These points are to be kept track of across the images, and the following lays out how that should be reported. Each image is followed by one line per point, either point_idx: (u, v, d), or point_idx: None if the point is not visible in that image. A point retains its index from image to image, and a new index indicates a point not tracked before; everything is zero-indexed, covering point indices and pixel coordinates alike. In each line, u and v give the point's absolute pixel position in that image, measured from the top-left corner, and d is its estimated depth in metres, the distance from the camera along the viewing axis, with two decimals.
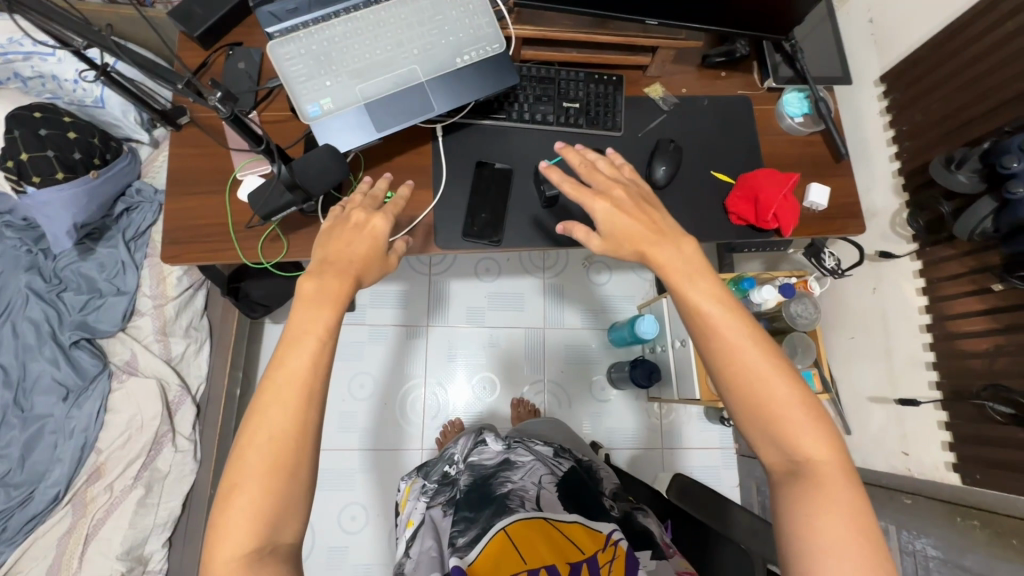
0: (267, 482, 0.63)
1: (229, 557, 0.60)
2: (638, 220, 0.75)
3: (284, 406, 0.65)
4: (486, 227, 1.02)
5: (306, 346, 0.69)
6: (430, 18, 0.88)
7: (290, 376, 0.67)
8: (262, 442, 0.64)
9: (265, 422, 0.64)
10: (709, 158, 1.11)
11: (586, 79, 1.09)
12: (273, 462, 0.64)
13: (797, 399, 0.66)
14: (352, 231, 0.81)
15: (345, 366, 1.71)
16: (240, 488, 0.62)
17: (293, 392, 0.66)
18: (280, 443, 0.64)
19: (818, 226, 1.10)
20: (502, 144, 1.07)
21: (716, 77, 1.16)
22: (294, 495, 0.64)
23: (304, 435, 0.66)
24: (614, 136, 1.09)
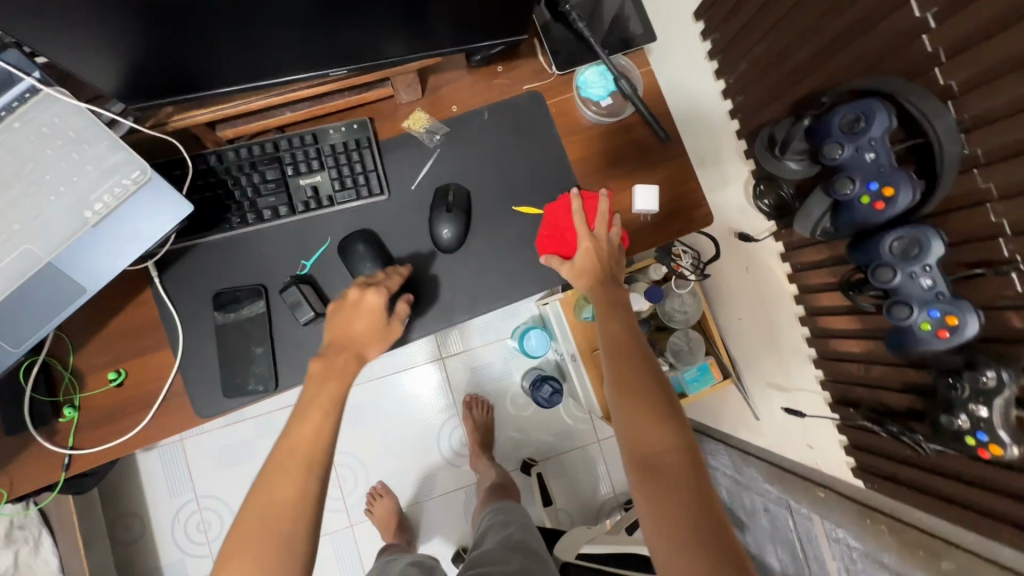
0: (262, 563, 0.61)
1: None
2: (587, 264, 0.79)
3: (285, 485, 0.65)
4: (250, 374, 0.81)
5: (309, 418, 0.70)
6: (21, 170, 0.61)
7: (293, 451, 0.67)
8: (252, 515, 0.64)
9: (268, 493, 0.65)
10: (507, 189, 0.88)
11: (320, 141, 0.83)
12: (268, 543, 0.62)
13: (654, 391, 0.69)
14: (351, 307, 0.76)
15: (241, 470, 1.55)
16: (234, 561, 0.62)
17: (293, 459, 0.67)
18: (278, 522, 0.63)
19: (658, 233, 0.91)
20: (241, 256, 0.83)
21: (492, 75, 0.89)
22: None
23: (300, 517, 0.64)
24: (381, 201, 0.85)
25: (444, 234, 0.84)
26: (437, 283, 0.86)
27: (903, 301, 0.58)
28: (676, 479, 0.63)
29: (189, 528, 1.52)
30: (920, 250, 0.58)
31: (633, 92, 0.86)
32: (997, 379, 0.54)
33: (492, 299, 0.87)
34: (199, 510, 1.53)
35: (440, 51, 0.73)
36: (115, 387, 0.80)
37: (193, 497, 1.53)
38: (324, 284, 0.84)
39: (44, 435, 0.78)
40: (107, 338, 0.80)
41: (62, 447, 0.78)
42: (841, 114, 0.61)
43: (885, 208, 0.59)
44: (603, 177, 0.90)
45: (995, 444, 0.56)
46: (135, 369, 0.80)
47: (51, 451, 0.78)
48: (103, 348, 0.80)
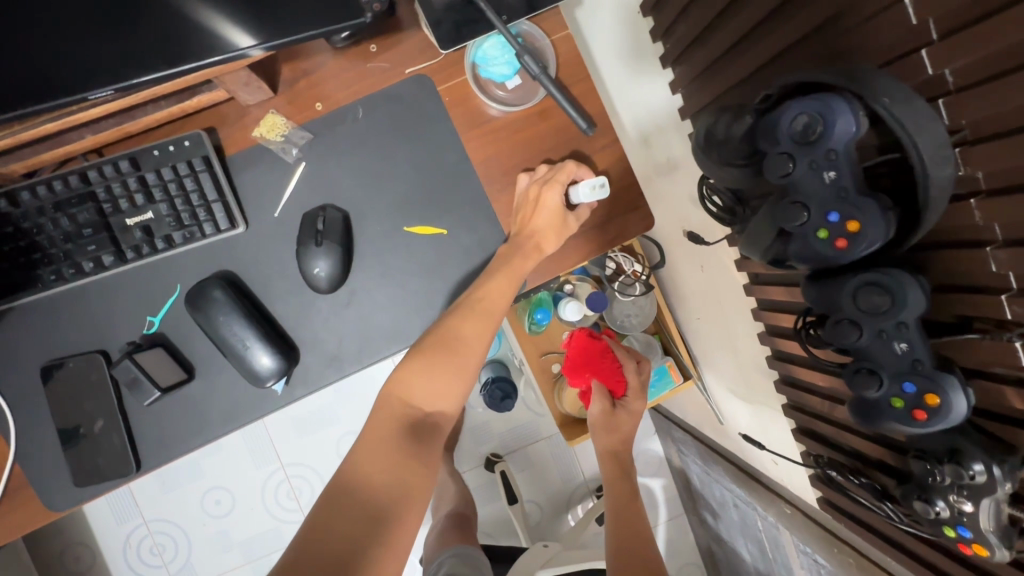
0: (444, 387, 0.66)
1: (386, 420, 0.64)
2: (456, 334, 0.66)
3: (427, 376, 0.66)
4: (103, 457, 0.68)
5: (496, 276, 0.68)
6: None
7: (482, 299, 0.67)
8: (441, 340, 0.66)
9: (435, 365, 0.66)
10: (396, 204, 0.71)
11: (142, 167, 0.65)
12: (446, 372, 0.66)
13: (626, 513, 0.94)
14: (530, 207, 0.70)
15: (189, 489, 1.46)
16: (417, 378, 0.65)
17: (484, 314, 0.67)
18: (468, 347, 0.67)
19: (588, 246, 0.74)
20: (69, 317, 0.67)
21: (363, 58, 0.70)
22: (451, 393, 0.67)
23: (479, 351, 0.68)
24: (237, 234, 0.68)
25: (318, 273, 0.68)
26: (319, 327, 0.71)
27: (872, 371, 0.45)
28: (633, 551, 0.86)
29: (142, 552, 1.46)
30: (890, 305, 0.43)
31: (541, 71, 0.66)
32: (987, 475, 0.42)
33: (389, 342, 0.72)
34: (150, 534, 1.46)
35: (241, 49, 0.52)
36: None
37: (141, 521, 1.45)
38: (180, 344, 0.69)
39: None
40: None
41: None
42: (790, 117, 0.44)
43: (849, 247, 0.43)
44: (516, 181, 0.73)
45: (979, 542, 0.45)
46: None
47: None
48: None
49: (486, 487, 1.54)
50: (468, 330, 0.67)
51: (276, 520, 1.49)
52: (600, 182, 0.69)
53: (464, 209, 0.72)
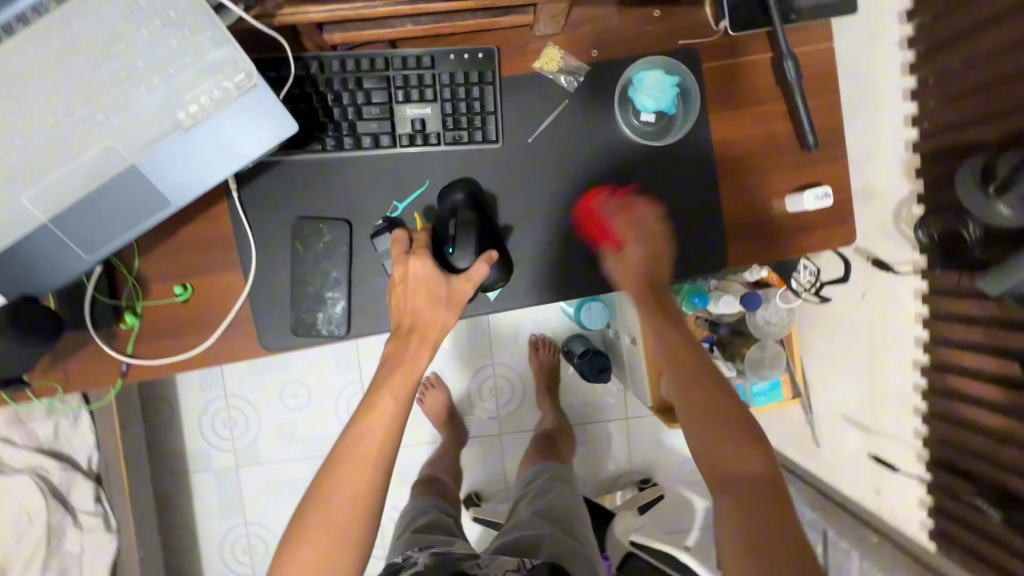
0: (318, 564, 0.62)
1: (338, 498, 0.63)
2: (409, 352, 0.67)
3: (347, 474, 0.63)
4: (323, 315, 0.74)
5: (380, 400, 0.65)
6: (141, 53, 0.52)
7: (364, 440, 0.64)
8: (348, 444, 0.65)
9: (340, 478, 0.63)
10: (638, 160, 0.76)
11: (437, 66, 0.71)
12: (384, 432, 0.65)
13: (721, 416, 0.68)
14: (405, 287, 0.68)
15: (272, 378, 1.54)
16: (347, 460, 0.64)
17: (385, 412, 0.65)
18: (360, 449, 0.64)
19: (792, 247, 0.79)
20: (331, 183, 0.74)
21: (644, 21, 0.75)
22: (355, 485, 0.63)
23: (363, 507, 0.63)
24: (493, 148, 0.74)
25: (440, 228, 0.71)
26: (536, 254, 0.77)
27: None
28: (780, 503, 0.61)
29: (216, 422, 1.54)
30: None
31: (797, 80, 0.72)
32: None
33: (590, 282, 0.77)
34: (226, 408, 1.54)
35: None
36: (180, 301, 0.74)
37: (222, 394, 1.54)
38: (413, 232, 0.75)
39: (104, 337, 0.73)
40: (178, 250, 0.73)
41: (120, 353, 0.73)
42: None
43: None
44: (745, 167, 0.78)
45: None
46: (202, 285, 0.74)
47: (111, 356, 0.73)
48: (171, 256, 0.73)
49: None
50: (447, 320, 0.68)
51: (343, 427, 1.57)
52: (825, 192, 0.75)
53: (693, 182, 0.77)
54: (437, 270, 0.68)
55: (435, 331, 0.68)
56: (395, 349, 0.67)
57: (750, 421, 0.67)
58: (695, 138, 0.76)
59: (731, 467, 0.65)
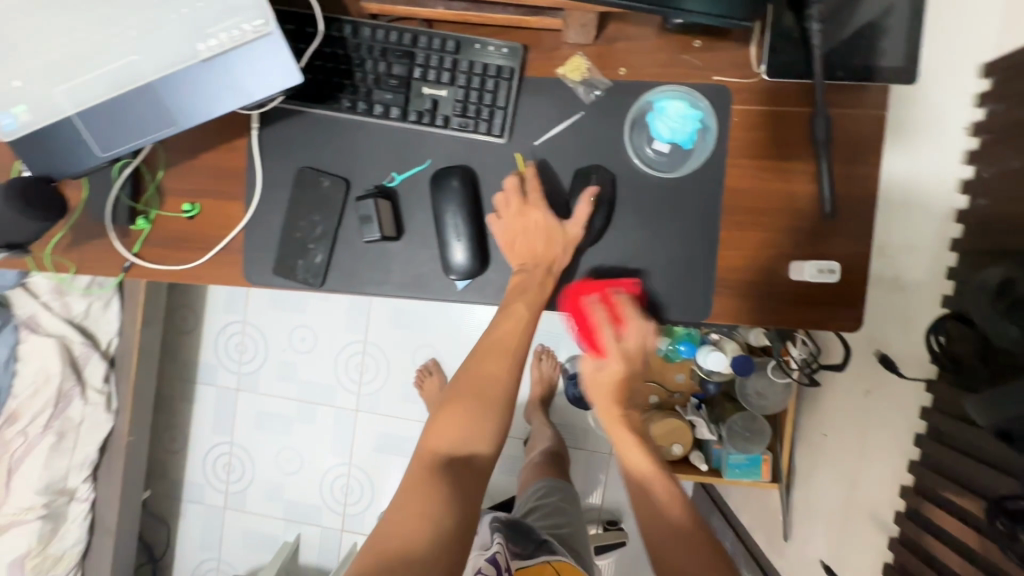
0: (468, 424, 0.72)
1: (485, 376, 0.73)
2: (531, 287, 0.73)
3: (492, 362, 0.74)
4: (303, 262, 0.78)
5: (516, 305, 0.73)
6: None
7: (502, 340, 0.74)
8: (489, 338, 0.75)
9: (484, 364, 0.74)
10: (639, 187, 0.73)
11: (461, 52, 0.72)
12: (522, 331, 0.73)
13: (668, 504, 0.70)
14: (524, 229, 0.72)
15: (287, 318, 1.63)
16: (490, 350, 0.74)
17: (524, 315, 0.73)
18: (507, 342, 0.74)
19: (785, 317, 0.73)
20: (340, 142, 0.77)
21: (681, 49, 0.72)
22: (498, 372, 0.74)
23: (501, 392, 0.73)
24: (497, 143, 0.75)
25: (552, 176, 0.75)
26: (514, 257, 0.76)
27: None
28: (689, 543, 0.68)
29: (230, 344, 1.66)
30: None
31: (827, 141, 0.67)
32: None
33: (563, 299, 0.76)
34: (242, 333, 1.66)
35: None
36: (186, 218, 0.80)
37: (242, 319, 1.65)
38: (404, 206, 0.77)
39: (117, 232, 0.81)
40: (195, 172, 0.80)
41: (126, 250, 0.81)
42: None
43: None
44: (752, 221, 0.73)
45: None
46: (208, 207, 0.80)
47: (118, 251, 0.81)
48: (188, 176, 0.80)
49: (514, 459, 1.58)
50: (560, 261, 0.73)
51: (338, 380, 1.63)
52: (830, 267, 0.69)
53: (692, 222, 0.73)
54: (552, 218, 0.72)
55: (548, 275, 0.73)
56: (522, 282, 0.73)
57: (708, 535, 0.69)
58: (705, 179, 0.72)
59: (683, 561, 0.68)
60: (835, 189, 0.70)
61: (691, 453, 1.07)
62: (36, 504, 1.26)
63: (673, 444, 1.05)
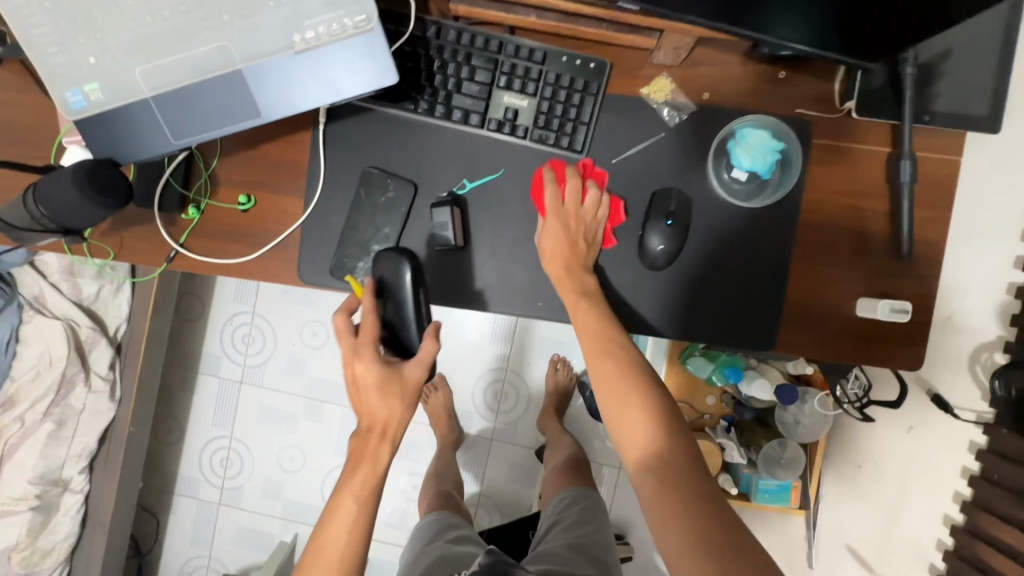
0: (352, 520, 0.67)
1: (367, 405, 0.68)
2: (368, 446, 0.67)
3: (356, 447, 0.68)
4: (363, 264, 0.75)
5: (371, 376, 0.67)
6: None
7: (364, 399, 0.68)
8: (353, 394, 0.69)
9: (354, 440, 0.68)
10: (716, 214, 0.73)
11: (547, 64, 0.70)
12: (375, 390, 0.67)
13: (638, 406, 0.63)
14: (360, 385, 0.68)
15: (299, 312, 1.59)
16: (357, 406, 0.68)
17: (371, 376, 0.67)
18: (368, 399, 0.68)
19: (849, 354, 0.73)
20: (411, 145, 0.75)
21: (767, 79, 0.72)
22: (382, 406, 0.67)
23: (372, 475, 0.67)
24: (575, 159, 0.73)
25: (399, 297, 0.71)
26: None
27: None
28: (666, 499, 0.56)
29: (236, 335, 1.61)
30: None
31: (910, 182, 0.68)
32: None
33: (630, 322, 0.75)
34: (249, 324, 1.60)
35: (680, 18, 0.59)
36: (240, 210, 0.77)
37: (250, 310, 1.60)
38: (472, 215, 0.75)
39: (164, 220, 0.77)
40: (253, 163, 0.76)
41: (173, 240, 0.77)
42: None
43: None
44: (824, 256, 0.73)
45: None
46: (265, 201, 0.77)
47: (164, 239, 0.77)
48: (246, 166, 0.76)
49: (523, 468, 1.57)
50: (401, 413, 0.68)
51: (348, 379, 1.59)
52: (903, 306, 0.70)
53: (766, 253, 0.73)
54: (387, 368, 0.67)
55: (385, 433, 0.68)
56: (360, 435, 0.68)
57: (693, 470, 0.58)
58: (781, 211, 0.72)
59: (668, 466, 0.59)
60: (910, 230, 0.71)
61: (720, 476, 1.07)
62: (29, 494, 1.19)
63: (702, 465, 1.05)
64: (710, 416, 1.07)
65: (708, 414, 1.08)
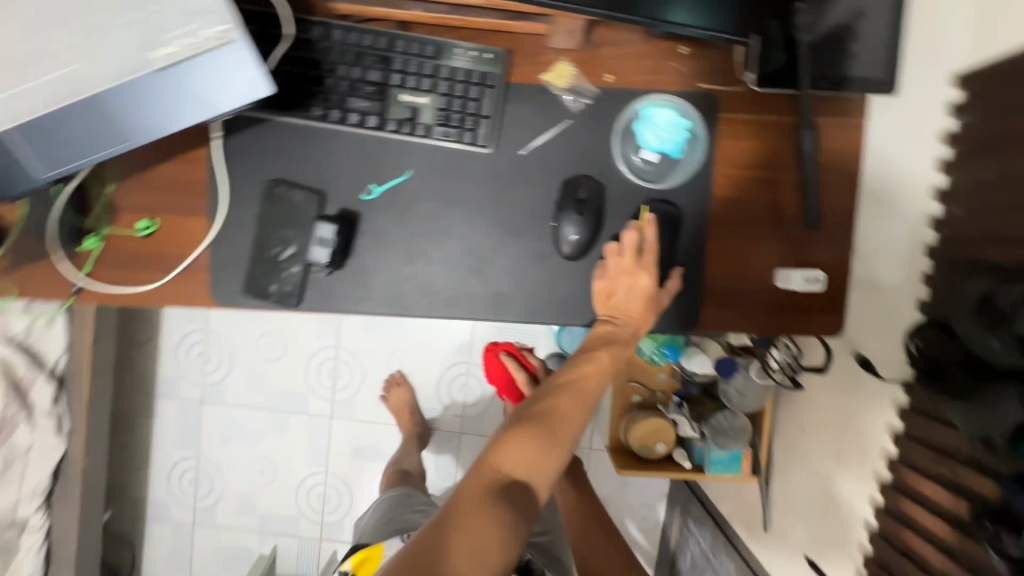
0: (531, 462, 0.62)
1: (563, 407, 0.66)
2: (619, 337, 0.70)
3: (563, 411, 0.66)
4: (276, 282, 0.73)
5: (588, 358, 0.69)
6: None
7: (578, 380, 0.68)
8: (559, 386, 0.68)
9: (561, 412, 0.66)
10: (630, 197, 0.72)
11: (441, 58, 0.68)
12: (579, 394, 0.67)
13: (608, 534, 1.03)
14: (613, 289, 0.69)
15: (253, 324, 1.55)
16: (566, 393, 0.67)
17: (589, 383, 0.68)
18: (570, 403, 0.67)
19: (772, 325, 0.74)
20: (311, 152, 0.72)
21: (668, 55, 0.71)
22: (574, 415, 0.66)
23: (577, 428, 0.66)
24: (482, 154, 0.71)
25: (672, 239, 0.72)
26: (502, 272, 0.73)
27: None
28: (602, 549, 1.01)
29: (190, 355, 1.57)
30: None
31: (814, 149, 0.68)
32: None
33: (555, 313, 0.74)
34: (204, 342, 1.57)
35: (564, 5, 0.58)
36: (143, 236, 0.74)
37: (203, 328, 1.56)
38: (383, 220, 0.73)
39: (64, 254, 0.73)
40: (151, 185, 0.73)
41: (76, 273, 0.73)
42: None
43: None
44: (741, 230, 0.73)
45: None
46: (167, 224, 0.74)
47: (66, 273, 0.74)
48: (144, 190, 0.73)
49: None
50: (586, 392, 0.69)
51: (311, 387, 1.57)
52: (817, 277, 0.71)
53: (682, 231, 0.73)
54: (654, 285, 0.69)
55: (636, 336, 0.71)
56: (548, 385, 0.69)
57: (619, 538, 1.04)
58: (693, 188, 0.72)
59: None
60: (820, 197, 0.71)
61: (674, 451, 1.09)
62: None
63: (655, 442, 1.07)
64: (662, 393, 1.11)
65: (661, 391, 1.12)
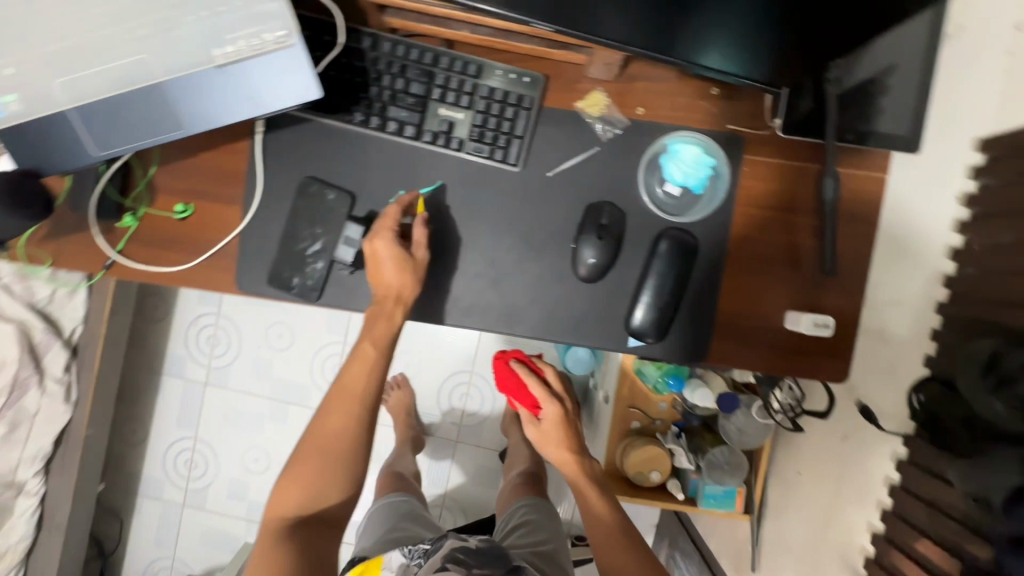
0: (319, 489, 0.73)
1: (334, 420, 0.72)
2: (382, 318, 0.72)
3: (332, 421, 0.72)
4: (299, 275, 0.75)
5: (354, 365, 0.74)
6: None
7: (348, 386, 0.73)
8: (333, 395, 0.74)
9: (329, 422, 0.72)
10: (650, 228, 0.74)
11: (481, 77, 0.71)
12: (348, 411, 0.73)
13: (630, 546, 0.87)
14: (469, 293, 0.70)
15: (264, 313, 1.58)
16: (337, 401, 0.73)
17: (351, 394, 0.73)
18: (337, 409, 0.73)
19: (777, 365, 0.75)
20: (347, 154, 0.75)
21: (699, 95, 0.73)
22: (345, 421, 0.72)
23: (350, 450, 0.72)
24: (510, 172, 0.74)
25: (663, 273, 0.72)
26: (518, 288, 0.75)
27: None
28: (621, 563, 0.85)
29: (200, 337, 1.60)
30: None
31: (832, 199, 0.70)
32: None
33: (565, 332, 0.75)
34: (215, 326, 1.59)
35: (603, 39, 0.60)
36: (178, 218, 0.77)
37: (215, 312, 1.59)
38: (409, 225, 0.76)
39: (101, 228, 0.76)
40: (191, 171, 0.76)
41: (109, 248, 0.76)
42: None
43: None
44: (755, 269, 0.74)
45: None
46: (203, 209, 0.77)
47: (101, 247, 0.76)
48: (185, 174, 0.76)
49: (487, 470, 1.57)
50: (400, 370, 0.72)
51: (314, 380, 1.59)
52: (824, 321, 0.72)
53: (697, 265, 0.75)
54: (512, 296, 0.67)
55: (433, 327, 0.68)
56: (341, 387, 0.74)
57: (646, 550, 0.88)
58: (712, 224, 0.74)
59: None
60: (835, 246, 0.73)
61: (668, 481, 1.08)
62: None
63: (651, 470, 1.06)
64: (661, 422, 1.10)
65: (660, 420, 1.10)
